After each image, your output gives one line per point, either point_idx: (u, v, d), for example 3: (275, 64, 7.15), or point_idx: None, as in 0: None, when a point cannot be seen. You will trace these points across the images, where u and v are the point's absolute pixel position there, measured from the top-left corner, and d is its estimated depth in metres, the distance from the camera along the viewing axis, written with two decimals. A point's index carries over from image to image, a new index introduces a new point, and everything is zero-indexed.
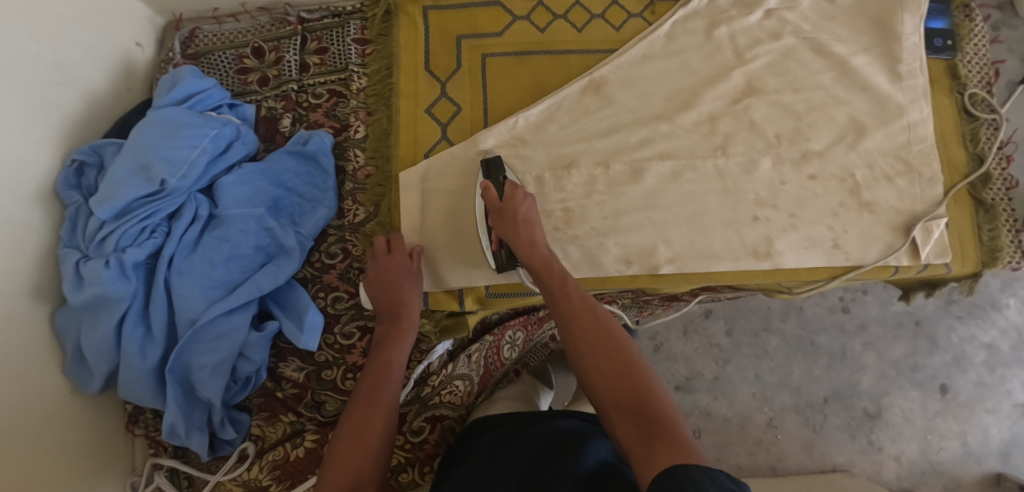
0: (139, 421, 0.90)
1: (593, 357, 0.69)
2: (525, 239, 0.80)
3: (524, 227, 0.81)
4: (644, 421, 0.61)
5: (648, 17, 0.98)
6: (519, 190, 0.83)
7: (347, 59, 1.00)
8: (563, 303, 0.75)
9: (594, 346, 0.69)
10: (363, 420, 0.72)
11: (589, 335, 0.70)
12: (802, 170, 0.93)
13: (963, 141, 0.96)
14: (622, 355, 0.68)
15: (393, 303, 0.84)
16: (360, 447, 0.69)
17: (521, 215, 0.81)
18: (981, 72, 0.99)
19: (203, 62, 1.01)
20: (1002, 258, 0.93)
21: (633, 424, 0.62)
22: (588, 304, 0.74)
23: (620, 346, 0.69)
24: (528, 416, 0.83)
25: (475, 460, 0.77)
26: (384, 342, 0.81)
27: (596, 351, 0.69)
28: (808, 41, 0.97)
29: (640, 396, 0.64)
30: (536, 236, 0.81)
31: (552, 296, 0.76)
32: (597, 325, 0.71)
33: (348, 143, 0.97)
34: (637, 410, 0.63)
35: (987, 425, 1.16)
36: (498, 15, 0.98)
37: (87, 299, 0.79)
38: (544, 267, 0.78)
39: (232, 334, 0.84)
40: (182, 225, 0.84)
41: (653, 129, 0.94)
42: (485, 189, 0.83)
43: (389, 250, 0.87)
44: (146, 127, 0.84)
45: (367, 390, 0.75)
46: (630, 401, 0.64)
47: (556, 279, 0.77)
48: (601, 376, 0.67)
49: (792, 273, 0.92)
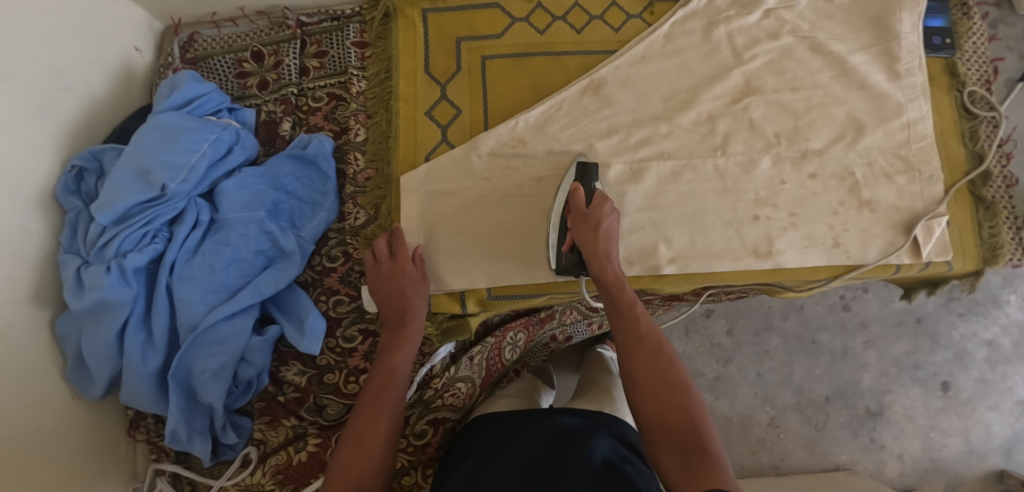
0: (141, 426, 0.89)
1: (652, 382, 0.71)
2: (603, 254, 0.80)
3: (600, 240, 0.80)
4: (691, 455, 0.64)
5: (646, 18, 0.99)
6: (608, 203, 0.83)
7: (346, 63, 1.00)
8: (629, 321, 0.76)
9: (654, 372, 0.72)
10: (365, 427, 0.73)
11: (650, 360, 0.73)
12: (801, 169, 0.93)
13: (962, 139, 0.96)
14: (677, 383, 0.71)
15: (399, 310, 0.83)
16: (362, 457, 0.70)
17: (603, 228, 0.81)
18: (980, 70, 0.99)
19: (203, 67, 1.01)
20: (1002, 255, 0.92)
21: (680, 458, 0.65)
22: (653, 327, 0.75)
23: (678, 375, 0.71)
24: (523, 415, 0.84)
25: (475, 459, 0.77)
26: (387, 348, 0.81)
27: (654, 376, 0.71)
28: (806, 41, 0.97)
29: (691, 429, 0.67)
30: (613, 252, 0.81)
31: (618, 312, 0.77)
32: (659, 352, 0.73)
33: (348, 147, 0.97)
34: (686, 443, 0.65)
35: (990, 422, 1.16)
36: (497, 17, 0.98)
37: (88, 304, 0.79)
38: (613, 284, 0.79)
39: (233, 339, 0.83)
40: (183, 230, 0.84)
41: (652, 129, 0.94)
42: (574, 190, 0.84)
43: (394, 257, 0.86)
44: (146, 132, 0.84)
45: (369, 397, 0.75)
46: (681, 433, 0.67)
47: (624, 298, 0.78)
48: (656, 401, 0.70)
49: (792, 272, 0.92)
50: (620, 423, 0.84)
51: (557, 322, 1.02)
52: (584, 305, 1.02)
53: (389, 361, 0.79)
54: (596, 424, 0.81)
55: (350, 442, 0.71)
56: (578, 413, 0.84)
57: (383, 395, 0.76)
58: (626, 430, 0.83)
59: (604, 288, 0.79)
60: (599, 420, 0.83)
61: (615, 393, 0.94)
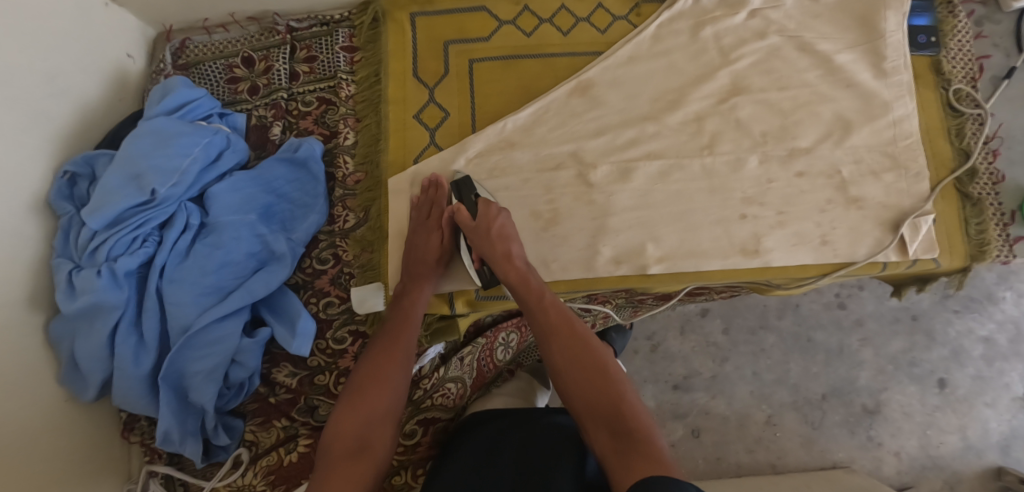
0: (135, 428, 0.90)
1: (573, 367, 0.74)
2: (502, 253, 0.82)
3: (496, 240, 0.83)
4: (618, 433, 0.68)
5: (634, 19, 0.99)
6: (493, 206, 0.86)
7: (335, 67, 1.01)
8: (541, 315, 0.78)
9: (572, 357, 0.75)
10: (382, 363, 0.77)
11: (567, 347, 0.76)
12: (790, 167, 0.94)
13: (949, 136, 0.96)
14: (597, 367, 0.74)
15: (416, 262, 0.87)
16: (384, 388, 0.75)
17: (497, 229, 0.84)
18: (966, 68, 0.99)
19: (194, 72, 1.02)
20: (989, 252, 0.93)
21: (609, 435, 0.68)
22: (565, 314, 0.78)
23: (598, 356, 0.75)
24: (522, 411, 0.85)
25: (475, 454, 0.78)
26: (402, 295, 0.85)
27: (575, 362, 0.74)
28: (793, 40, 0.97)
29: (615, 407, 0.70)
30: (513, 249, 0.83)
31: (528, 304, 0.80)
32: (573, 337, 0.76)
33: (337, 150, 0.98)
34: (612, 421, 0.69)
35: (987, 418, 1.17)
36: (485, 20, 0.99)
37: (80, 308, 0.80)
38: (519, 279, 0.81)
39: (224, 341, 0.84)
40: (174, 233, 0.84)
41: (641, 130, 0.95)
42: (457, 211, 0.86)
43: (432, 213, 0.88)
44: (137, 137, 0.85)
45: (388, 337, 0.80)
46: (606, 412, 0.70)
47: (533, 291, 0.80)
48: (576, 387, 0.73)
49: (782, 270, 0.92)
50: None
51: None
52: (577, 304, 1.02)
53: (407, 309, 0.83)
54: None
55: (365, 379, 0.76)
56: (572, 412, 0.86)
57: (400, 339, 0.80)
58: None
59: (513, 282, 0.82)
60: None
61: None
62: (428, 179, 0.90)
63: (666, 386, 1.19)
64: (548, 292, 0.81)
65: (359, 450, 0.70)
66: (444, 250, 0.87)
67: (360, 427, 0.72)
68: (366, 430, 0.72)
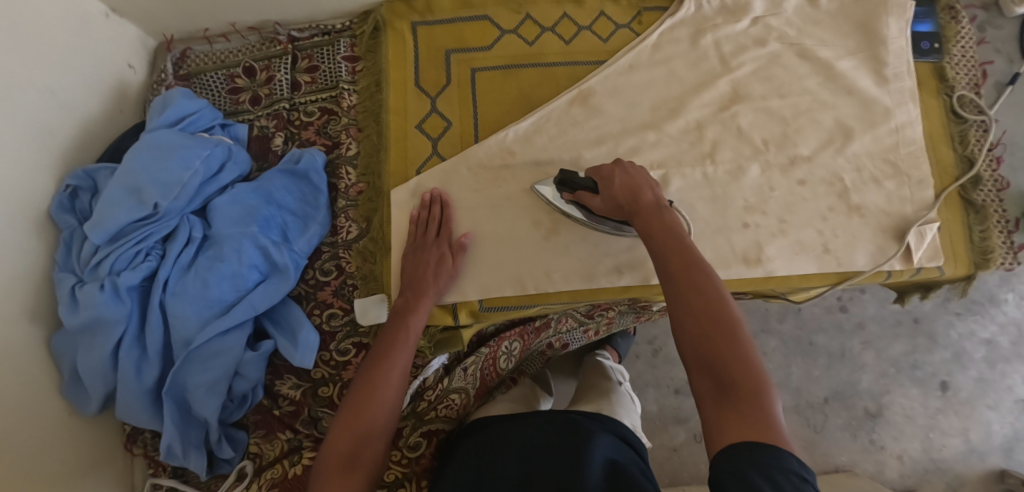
0: (138, 440, 0.90)
1: (685, 305, 0.62)
2: (649, 203, 0.74)
3: (622, 193, 0.76)
4: (724, 386, 0.57)
5: (635, 27, 1.00)
6: (609, 165, 0.81)
7: (337, 77, 1.01)
8: (669, 246, 0.68)
9: (685, 296, 0.63)
10: (375, 376, 0.75)
11: (684, 282, 0.64)
12: (791, 175, 0.94)
13: (952, 143, 0.96)
14: (715, 305, 0.62)
15: (418, 280, 0.86)
16: (371, 403, 0.73)
17: (626, 184, 0.77)
18: (968, 74, 0.99)
19: (195, 83, 1.02)
20: (993, 259, 0.93)
21: (713, 389, 0.58)
22: (686, 247, 0.67)
23: (719, 293, 0.62)
24: (526, 414, 0.85)
25: (471, 456, 0.79)
26: (402, 310, 0.83)
27: (693, 301, 0.62)
28: (794, 47, 0.97)
29: (726, 356, 0.59)
30: (651, 198, 0.74)
31: (649, 241, 0.70)
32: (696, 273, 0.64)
33: (339, 161, 0.98)
34: (718, 371, 0.58)
35: (989, 421, 1.16)
36: (486, 29, 0.99)
37: (83, 322, 0.80)
38: (651, 217, 0.72)
39: (227, 353, 0.84)
40: (177, 247, 0.84)
41: (641, 138, 0.95)
42: (589, 201, 0.81)
43: (435, 231, 0.89)
44: (138, 149, 0.85)
45: (380, 352, 0.78)
46: (714, 360, 0.59)
47: (657, 225, 0.70)
48: (688, 328, 0.61)
49: (784, 279, 0.92)
50: (620, 423, 0.85)
51: (553, 331, 1.03)
52: (579, 311, 1.03)
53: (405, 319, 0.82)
54: (600, 425, 0.81)
55: (356, 394, 0.74)
56: (580, 411, 0.86)
57: (394, 348, 0.79)
58: (627, 430, 0.84)
59: (641, 220, 0.72)
60: (602, 420, 0.83)
61: (614, 397, 0.96)
62: (424, 197, 0.91)
63: (669, 390, 1.18)
64: (679, 227, 0.70)
65: (350, 466, 0.69)
66: (443, 265, 0.87)
67: (351, 443, 0.70)
68: (358, 446, 0.71)
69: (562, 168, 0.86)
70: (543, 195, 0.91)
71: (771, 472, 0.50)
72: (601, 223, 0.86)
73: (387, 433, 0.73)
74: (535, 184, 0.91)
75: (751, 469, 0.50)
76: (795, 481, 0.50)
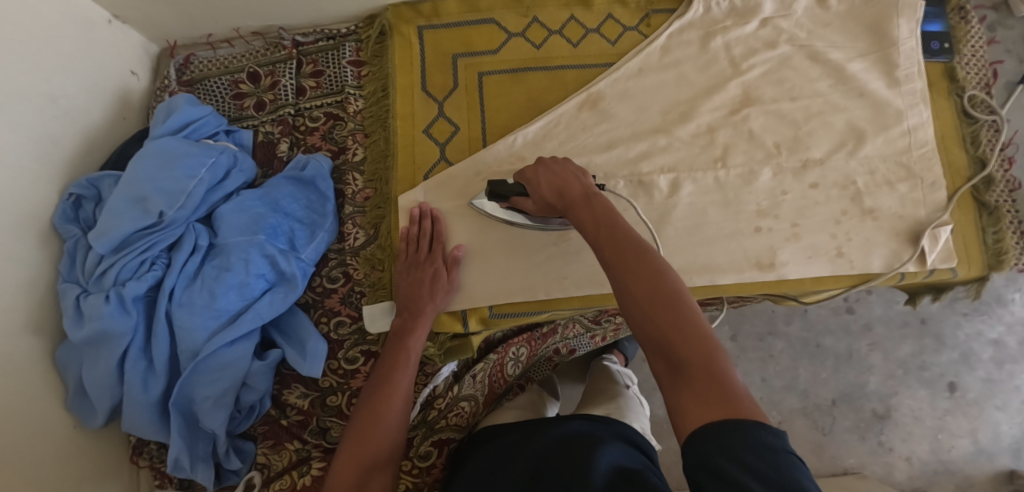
0: (144, 452, 0.89)
1: (624, 290, 0.59)
2: (580, 192, 0.70)
3: (550, 193, 0.72)
4: (676, 366, 0.54)
5: (643, 30, 0.98)
6: (530, 167, 0.77)
7: (342, 81, 0.99)
8: (604, 230, 0.64)
9: (623, 280, 0.60)
10: (378, 406, 0.75)
11: (622, 267, 0.60)
12: (803, 178, 0.93)
13: (964, 144, 0.95)
14: (657, 285, 0.58)
15: (412, 299, 0.85)
16: (377, 432, 0.73)
17: (561, 173, 0.73)
18: (979, 74, 0.98)
19: (199, 89, 1.01)
20: (1007, 261, 0.92)
21: (668, 371, 0.54)
22: (619, 230, 0.63)
23: (657, 270, 0.59)
24: (534, 422, 0.83)
25: (476, 468, 0.79)
26: (401, 333, 0.83)
27: (633, 286, 0.59)
28: (804, 49, 0.97)
29: (673, 333, 0.55)
30: (587, 186, 0.71)
31: (583, 232, 0.67)
32: (634, 255, 0.61)
33: (346, 167, 0.97)
34: (669, 351, 0.55)
35: (998, 422, 1.16)
36: (493, 32, 0.97)
37: (89, 335, 0.79)
38: (582, 209, 0.68)
39: (234, 365, 0.83)
40: (182, 256, 0.83)
41: (652, 143, 0.94)
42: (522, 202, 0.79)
43: (426, 247, 0.88)
44: (142, 157, 0.84)
45: (384, 374, 0.79)
46: (663, 340, 0.55)
47: (587, 215, 0.67)
48: (633, 313, 0.58)
49: (796, 283, 0.91)
50: (626, 425, 0.84)
51: (559, 337, 1.02)
52: (586, 317, 1.02)
53: (404, 342, 0.82)
54: (610, 430, 0.80)
55: (363, 422, 0.74)
56: (585, 415, 0.84)
57: (396, 372, 0.79)
58: (636, 434, 0.82)
59: (573, 213, 0.69)
60: (610, 424, 0.82)
61: (622, 400, 0.95)
62: (413, 212, 0.90)
63: None
64: (611, 211, 0.66)
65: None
66: (438, 283, 0.86)
67: (358, 475, 0.70)
68: (366, 477, 0.70)
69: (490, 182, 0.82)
70: (482, 209, 0.89)
71: (737, 451, 0.47)
72: (546, 223, 0.86)
73: (392, 462, 0.73)
74: (472, 202, 0.90)
75: (717, 455, 0.47)
76: (763, 453, 0.47)
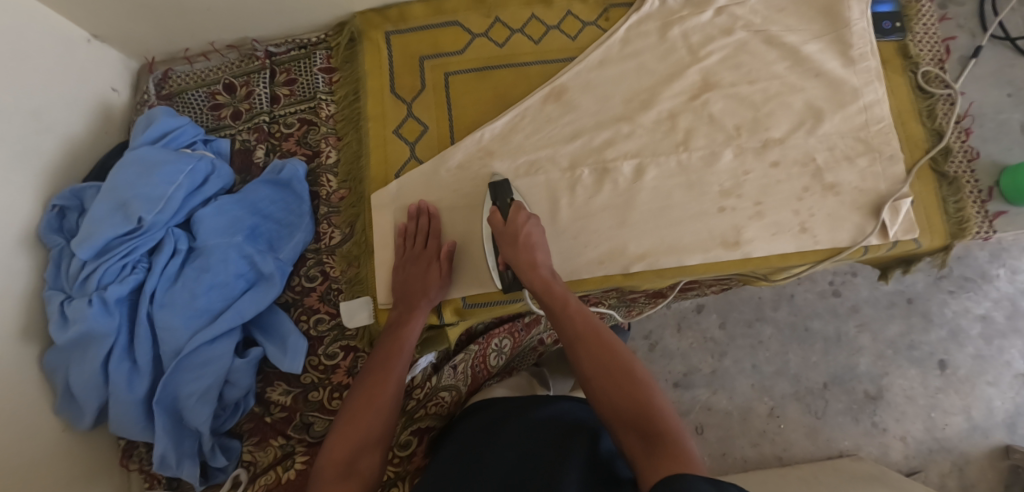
0: (134, 455, 0.91)
1: (598, 370, 0.70)
2: (526, 261, 0.83)
3: (523, 250, 0.84)
4: (650, 436, 0.64)
5: (602, 24, 1.01)
6: (522, 212, 0.87)
7: (315, 88, 1.03)
8: (569, 318, 0.77)
9: (597, 363, 0.71)
10: (372, 390, 0.76)
11: (590, 350, 0.72)
12: (764, 158, 0.95)
13: (921, 117, 0.98)
14: (623, 367, 0.70)
15: (410, 293, 0.87)
16: (370, 414, 0.74)
17: (522, 236, 0.85)
18: (931, 50, 1.02)
19: (178, 101, 1.04)
20: (969, 229, 0.94)
21: (640, 442, 0.64)
22: (585, 319, 0.76)
23: (617, 353, 0.72)
24: (525, 400, 0.84)
25: (463, 443, 0.80)
26: (396, 323, 0.85)
27: (603, 365, 0.71)
28: (760, 34, 0.99)
29: (642, 410, 0.66)
30: (538, 258, 0.83)
31: (552, 313, 0.79)
32: (600, 344, 0.73)
33: (320, 170, 1.00)
34: (640, 424, 0.65)
35: (990, 397, 1.17)
36: (458, 33, 1.01)
37: (73, 337, 0.81)
38: (545, 290, 0.80)
39: (216, 362, 0.86)
40: (162, 259, 0.86)
41: (615, 131, 0.96)
42: (490, 214, 0.88)
43: (422, 241, 0.90)
44: (123, 166, 0.87)
45: (382, 360, 0.80)
46: (635, 415, 0.66)
47: (559, 302, 0.79)
48: (604, 388, 0.69)
49: (763, 260, 0.93)
50: None
51: (543, 328, 1.04)
52: None
53: (399, 332, 0.83)
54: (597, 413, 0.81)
55: (357, 404, 0.75)
56: (570, 398, 0.85)
57: (392, 361, 0.80)
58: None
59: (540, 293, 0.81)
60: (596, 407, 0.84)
61: None
62: (411, 209, 0.92)
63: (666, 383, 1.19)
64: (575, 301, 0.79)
65: (347, 470, 0.70)
66: (434, 275, 0.88)
67: (350, 451, 0.71)
68: (355, 455, 0.71)
69: (504, 177, 0.93)
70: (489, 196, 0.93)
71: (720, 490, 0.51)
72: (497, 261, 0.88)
73: (382, 445, 0.74)
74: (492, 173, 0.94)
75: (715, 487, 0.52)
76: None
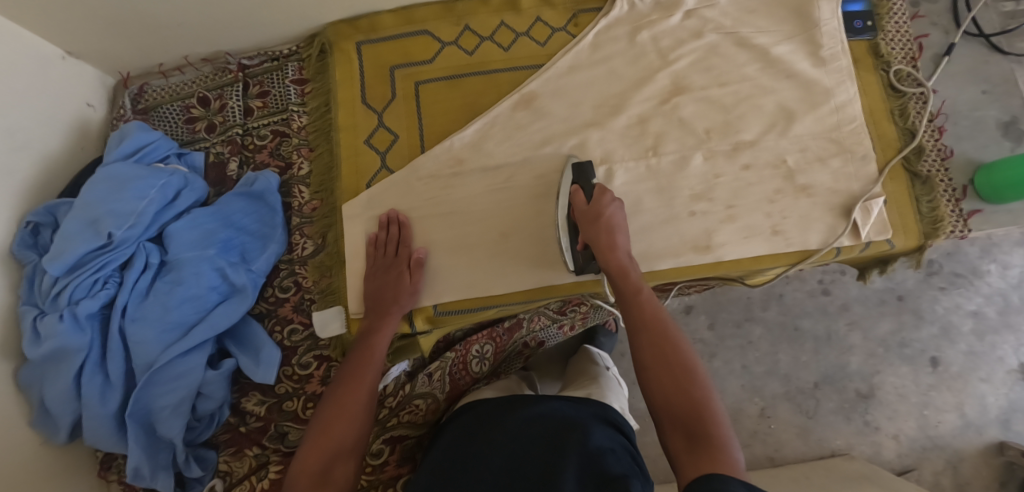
0: (112, 467, 0.93)
1: (660, 363, 0.70)
2: (606, 244, 0.80)
3: (603, 232, 0.81)
4: (695, 437, 0.63)
5: (572, 30, 1.02)
6: (607, 194, 0.84)
7: (287, 100, 1.04)
8: (633, 305, 0.75)
9: (658, 356, 0.70)
10: (343, 397, 0.77)
11: (654, 341, 0.71)
12: (735, 160, 0.95)
13: (893, 117, 0.98)
14: (683, 363, 0.69)
15: (383, 301, 0.88)
16: (345, 422, 0.74)
17: (604, 217, 0.82)
18: (903, 48, 1.01)
19: (153, 116, 1.05)
20: (942, 229, 0.94)
21: (685, 440, 0.64)
22: (654, 308, 0.74)
23: (678, 347, 0.70)
24: (512, 398, 0.84)
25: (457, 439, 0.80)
26: (368, 332, 0.85)
27: (666, 357, 0.70)
28: (730, 36, 0.99)
29: (695, 411, 0.65)
30: (617, 242, 0.80)
31: (621, 298, 0.77)
32: (661, 334, 0.72)
33: (293, 181, 1.01)
34: (690, 423, 0.65)
35: (983, 394, 1.16)
36: (427, 42, 1.01)
37: (46, 353, 0.82)
38: (620, 274, 0.78)
39: (189, 374, 0.86)
40: (134, 274, 0.87)
41: (585, 137, 0.96)
42: (574, 193, 0.86)
43: (394, 250, 0.91)
44: (94, 183, 0.88)
45: (351, 370, 0.80)
46: (687, 414, 0.65)
47: (631, 287, 0.77)
48: (661, 382, 0.68)
49: (735, 263, 0.93)
50: (608, 406, 0.84)
51: (527, 330, 1.05)
52: (551, 308, 1.06)
53: (370, 340, 0.83)
54: (589, 411, 0.80)
55: (330, 412, 0.75)
56: (564, 397, 0.84)
57: (364, 368, 0.80)
58: (615, 415, 0.83)
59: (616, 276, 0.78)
60: (591, 404, 0.83)
61: (604, 382, 0.95)
62: (382, 218, 0.93)
63: None
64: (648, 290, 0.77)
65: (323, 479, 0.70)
66: (403, 282, 0.89)
67: (322, 461, 0.71)
68: (328, 465, 0.71)
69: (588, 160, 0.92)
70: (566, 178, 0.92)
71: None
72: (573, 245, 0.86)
73: (355, 453, 0.74)
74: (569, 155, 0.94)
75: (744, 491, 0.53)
76: None
